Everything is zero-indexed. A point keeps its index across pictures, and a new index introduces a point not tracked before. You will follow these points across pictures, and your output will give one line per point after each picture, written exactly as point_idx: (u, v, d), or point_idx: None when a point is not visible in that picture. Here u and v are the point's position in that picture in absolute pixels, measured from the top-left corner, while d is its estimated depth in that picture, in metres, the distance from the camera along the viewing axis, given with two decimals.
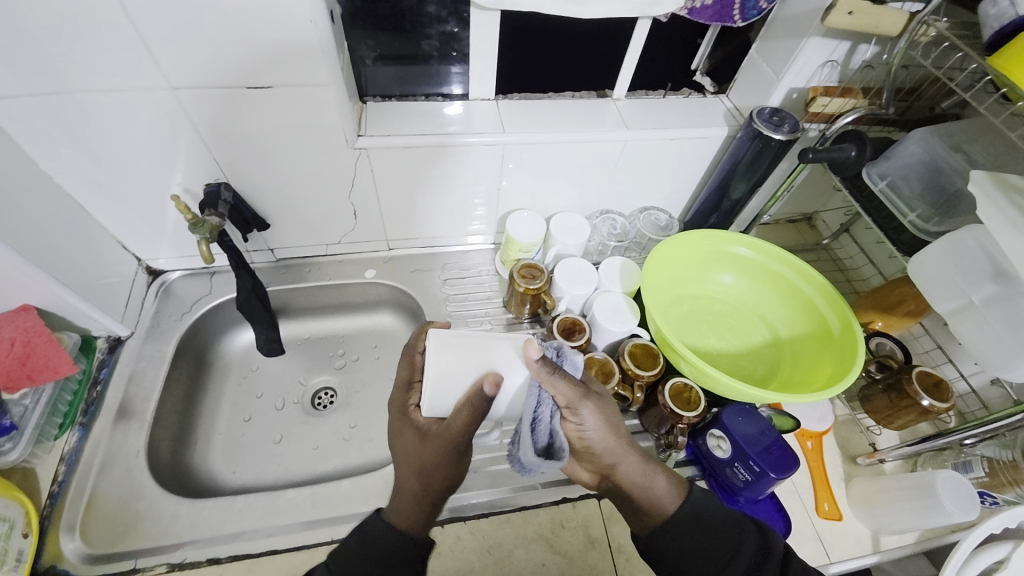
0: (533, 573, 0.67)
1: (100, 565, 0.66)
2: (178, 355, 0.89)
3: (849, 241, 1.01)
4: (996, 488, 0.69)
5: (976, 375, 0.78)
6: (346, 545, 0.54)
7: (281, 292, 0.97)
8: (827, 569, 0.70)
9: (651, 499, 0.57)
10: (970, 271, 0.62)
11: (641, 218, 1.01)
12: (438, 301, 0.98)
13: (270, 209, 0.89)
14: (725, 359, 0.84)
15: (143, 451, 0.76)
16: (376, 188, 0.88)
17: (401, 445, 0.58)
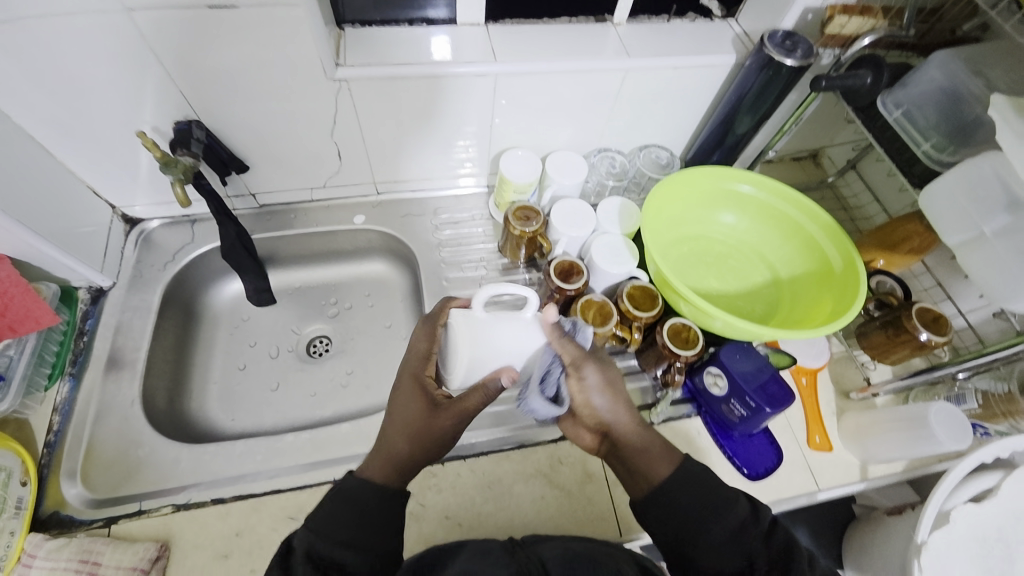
0: (531, 505, 0.69)
1: (104, 509, 0.67)
2: (166, 306, 0.87)
3: (855, 177, 0.98)
4: (988, 419, 0.72)
5: (976, 310, 0.78)
6: (322, 504, 0.53)
7: (267, 240, 0.94)
8: (815, 496, 0.73)
9: (648, 466, 0.57)
10: (984, 200, 0.60)
11: (641, 156, 0.96)
12: (431, 246, 0.95)
13: (248, 150, 0.83)
14: (723, 300, 0.83)
15: (138, 400, 0.75)
16: (360, 125, 0.83)
17: (402, 406, 0.59)
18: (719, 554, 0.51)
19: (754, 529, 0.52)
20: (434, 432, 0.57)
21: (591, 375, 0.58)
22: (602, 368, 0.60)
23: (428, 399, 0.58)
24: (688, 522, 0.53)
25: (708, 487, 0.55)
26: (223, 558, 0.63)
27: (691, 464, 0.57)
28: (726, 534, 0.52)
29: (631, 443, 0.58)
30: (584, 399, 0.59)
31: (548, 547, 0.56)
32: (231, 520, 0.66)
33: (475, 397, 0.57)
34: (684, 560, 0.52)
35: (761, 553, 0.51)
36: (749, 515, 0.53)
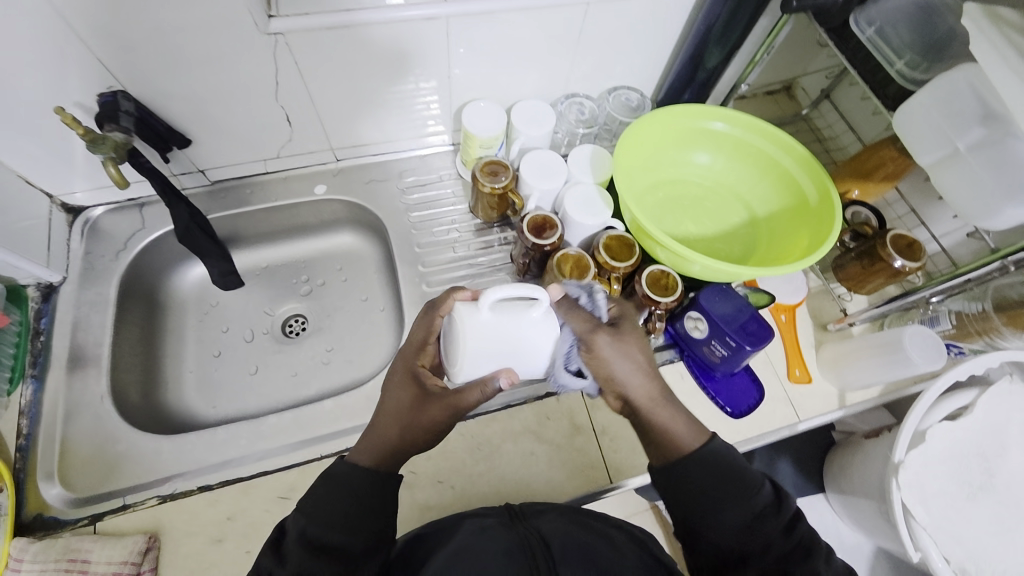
0: (522, 462, 0.70)
1: (88, 507, 0.66)
2: (125, 297, 0.82)
3: (829, 107, 0.96)
4: (962, 338, 0.74)
5: (949, 234, 0.78)
6: (314, 488, 0.52)
7: (225, 220, 0.88)
8: (797, 426, 0.75)
9: (671, 440, 0.54)
10: (959, 116, 0.58)
11: (611, 100, 0.91)
12: (400, 212, 0.91)
13: (187, 121, 0.77)
14: (701, 243, 0.82)
15: (108, 397, 0.73)
16: (306, 84, 0.76)
17: (394, 394, 0.57)
18: (729, 535, 0.51)
19: (774, 518, 0.51)
20: (431, 425, 0.55)
21: (607, 346, 0.56)
22: (622, 338, 0.57)
23: (421, 388, 0.56)
24: (705, 501, 0.52)
25: (735, 473, 0.53)
26: (217, 542, 0.63)
27: (721, 446, 0.55)
28: (742, 518, 0.51)
29: (654, 415, 0.55)
30: (602, 373, 0.56)
31: (555, 520, 0.56)
32: (221, 505, 0.65)
33: (475, 396, 0.55)
34: (689, 531, 0.53)
35: (776, 542, 0.50)
36: (771, 505, 0.52)
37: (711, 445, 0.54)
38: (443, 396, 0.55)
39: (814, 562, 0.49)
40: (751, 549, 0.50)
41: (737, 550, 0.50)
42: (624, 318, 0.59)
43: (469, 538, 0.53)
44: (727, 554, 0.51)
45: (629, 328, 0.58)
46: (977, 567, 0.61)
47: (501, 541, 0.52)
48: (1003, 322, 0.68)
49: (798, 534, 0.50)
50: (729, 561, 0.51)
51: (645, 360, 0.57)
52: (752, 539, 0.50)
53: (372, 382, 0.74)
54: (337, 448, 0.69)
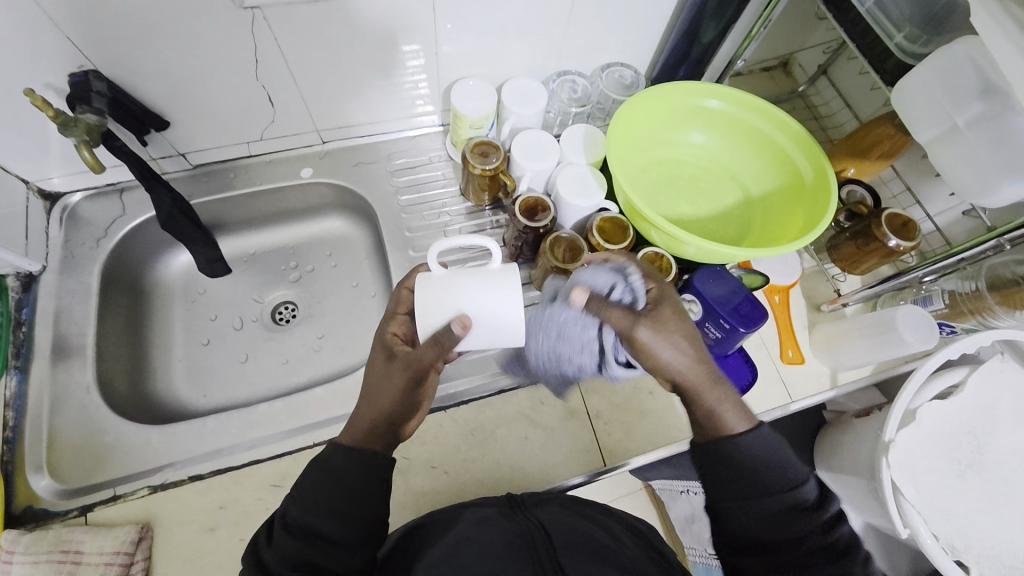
0: (516, 446, 0.70)
1: (78, 498, 0.65)
2: (108, 286, 0.80)
3: (827, 84, 0.94)
4: (954, 318, 0.74)
5: (944, 213, 0.77)
6: (303, 478, 0.50)
7: (209, 205, 0.86)
8: (789, 407, 0.75)
9: (716, 425, 0.54)
10: (959, 90, 0.57)
11: (604, 77, 0.89)
12: (388, 195, 0.89)
13: (164, 102, 0.74)
14: (695, 224, 0.81)
15: (94, 387, 0.71)
16: (288, 62, 0.73)
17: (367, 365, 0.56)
18: (761, 522, 0.50)
19: (812, 513, 0.50)
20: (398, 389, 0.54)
21: (649, 337, 0.56)
22: (662, 323, 0.56)
23: (387, 353, 0.55)
24: (741, 484, 0.51)
25: (780, 463, 0.52)
26: (211, 531, 0.63)
27: (771, 434, 0.54)
28: (777, 508, 0.50)
29: (698, 399, 0.56)
30: (646, 359, 0.56)
31: (556, 511, 0.56)
32: (213, 495, 0.65)
33: (430, 351, 0.54)
34: (718, 511, 0.53)
35: (810, 535, 0.49)
36: (811, 500, 0.50)
37: (762, 433, 0.53)
38: (407, 357, 0.54)
39: (846, 561, 0.48)
40: (781, 540, 0.49)
41: (767, 538, 0.50)
42: (662, 300, 0.58)
43: (469, 528, 0.53)
44: (757, 544, 0.50)
45: (669, 312, 0.57)
46: (964, 543, 0.62)
47: (502, 531, 0.52)
48: (996, 301, 0.68)
49: (831, 529, 0.49)
50: (757, 548, 0.50)
51: (688, 346, 0.56)
52: (784, 530, 0.50)
53: (364, 369, 0.74)
54: (329, 435, 0.69)
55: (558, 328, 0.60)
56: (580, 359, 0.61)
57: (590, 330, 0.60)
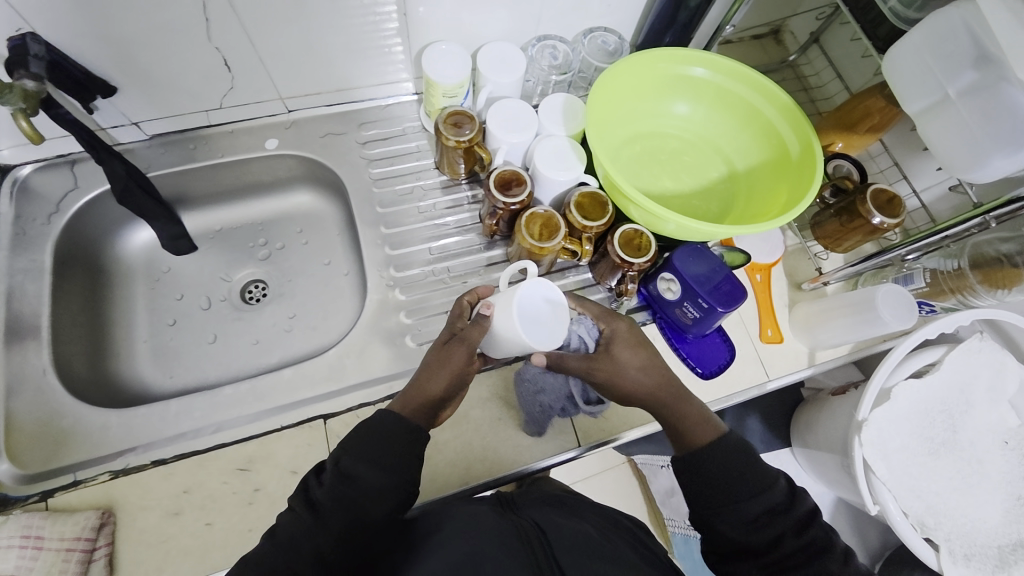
0: (490, 427, 0.69)
1: (37, 484, 0.63)
2: (62, 264, 0.76)
3: (818, 53, 0.90)
4: (935, 296, 0.73)
5: (930, 189, 0.76)
6: (354, 435, 0.53)
7: (169, 178, 0.81)
8: (765, 386, 0.75)
9: (682, 441, 0.57)
10: (951, 57, 0.54)
11: (587, 43, 0.84)
12: (359, 168, 0.85)
13: (109, 67, 0.68)
14: (677, 201, 0.78)
15: (51, 369, 0.69)
16: (242, 23, 0.68)
17: (432, 350, 0.59)
18: (740, 528, 0.51)
19: (785, 515, 0.51)
20: (451, 369, 0.57)
21: (603, 377, 0.60)
22: (616, 360, 0.61)
23: (449, 336, 0.59)
24: (718, 489, 0.52)
25: (752, 466, 0.53)
26: (175, 515, 0.61)
27: (739, 441, 0.56)
28: (757, 511, 0.51)
29: (665, 419, 0.59)
30: (612, 392, 0.61)
31: (548, 509, 0.56)
32: (177, 479, 0.63)
33: (476, 330, 0.58)
34: (703, 520, 0.53)
35: (787, 537, 0.50)
36: (783, 501, 0.51)
37: (731, 437, 0.56)
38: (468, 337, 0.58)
39: (825, 562, 0.48)
40: (760, 544, 0.50)
41: (746, 543, 0.50)
42: (615, 338, 0.62)
43: (459, 524, 0.51)
44: (735, 546, 0.51)
45: (622, 349, 0.61)
46: (934, 521, 0.63)
47: (496, 525, 0.51)
48: (978, 280, 0.67)
49: (809, 534, 0.49)
50: (740, 554, 0.51)
51: (645, 376, 0.60)
52: (763, 533, 0.50)
53: (334, 350, 0.72)
54: (298, 418, 0.67)
55: (535, 381, 0.68)
56: (559, 403, 0.68)
57: (561, 378, 0.68)
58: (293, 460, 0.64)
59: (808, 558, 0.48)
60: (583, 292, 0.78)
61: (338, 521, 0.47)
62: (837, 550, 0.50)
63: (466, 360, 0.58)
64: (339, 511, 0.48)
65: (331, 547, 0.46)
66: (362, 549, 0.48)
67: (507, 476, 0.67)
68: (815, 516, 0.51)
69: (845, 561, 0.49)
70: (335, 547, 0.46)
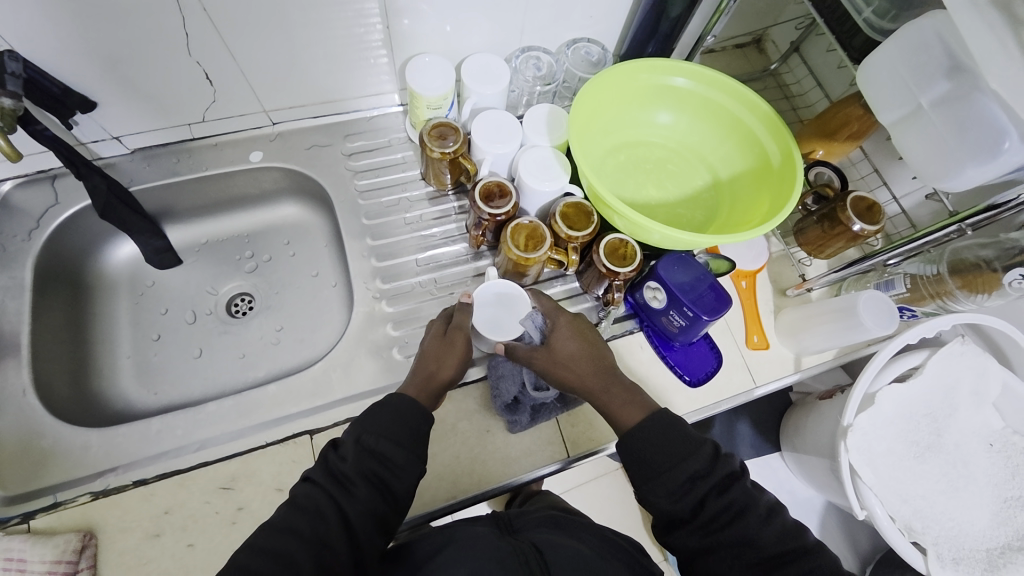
0: (478, 440, 0.69)
1: (17, 505, 0.61)
2: (43, 281, 0.75)
3: (799, 62, 0.92)
4: (915, 302, 0.74)
5: (909, 195, 0.77)
6: (370, 411, 0.55)
7: (152, 193, 0.81)
8: (753, 392, 0.75)
9: (616, 424, 0.60)
10: (925, 68, 0.55)
11: (570, 54, 0.85)
12: (346, 180, 0.85)
13: (89, 81, 0.68)
14: (662, 210, 0.79)
15: (31, 389, 0.67)
16: (222, 35, 0.67)
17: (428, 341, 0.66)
18: (672, 499, 0.51)
19: (706, 480, 0.51)
20: (453, 351, 0.64)
21: (541, 364, 0.65)
22: (554, 350, 0.65)
23: (444, 327, 0.67)
24: (647, 462, 0.53)
25: (677, 434, 0.54)
26: (155, 537, 0.60)
27: (666, 412, 0.56)
28: (682, 479, 0.51)
29: (600, 405, 0.61)
30: (553, 381, 0.65)
31: (549, 531, 0.55)
32: (158, 499, 0.62)
33: (464, 315, 0.67)
34: (643, 499, 0.53)
35: (709, 500, 0.50)
36: (706, 466, 0.52)
37: (658, 412, 0.56)
38: (460, 324, 0.66)
39: (748, 519, 0.49)
40: (684, 513, 0.51)
41: (674, 513, 0.51)
42: (555, 329, 0.67)
43: (459, 547, 0.51)
44: (666, 519, 0.52)
45: (560, 338, 0.66)
46: (921, 525, 0.64)
47: (494, 547, 0.50)
48: (957, 286, 0.68)
49: (729, 496, 0.50)
50: (675, 523, 0.51)
51: (582, 364, 0.64)
52: (689, 501, 0.51)
53: (320, 364, 0.71)
54: (284, 433, 0.66)
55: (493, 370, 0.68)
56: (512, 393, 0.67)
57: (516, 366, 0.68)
58: (277, 477, 0.64)
59: (732, 521, 0.49)
60: (570, 301, 0.78)
61: (364, 491, 0.50)
62: (763, 505, 0.50)
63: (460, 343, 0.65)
64: (365, 481, 0.50)
65: (359, 513, 0.49)
66: (388, 518, 0.50)
67: (497, 488, 0.67)
68: (741, 475, 0.52)
69: (773, 517, 0.50)
70: (364, 513, 0.49)
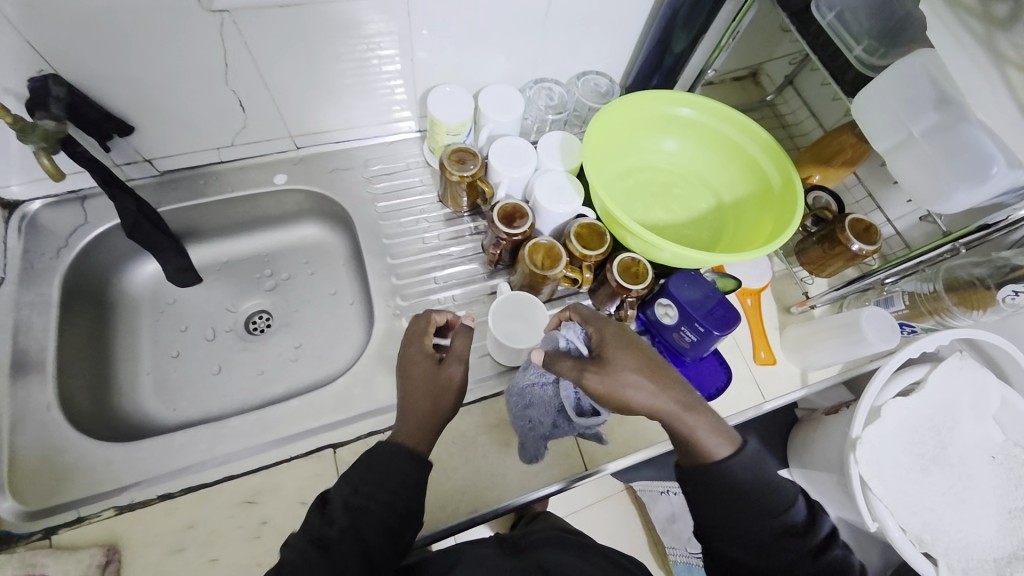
0: (498, 453, 0.70)
1: (39, 521, 0.62)
2: (69, 297, 0.77)
3: (793, 94, 0.98)
4: (914, 318, 0.77)
5: (903, 217, 0.81)
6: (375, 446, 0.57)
7: (179, 213, 0.83)
8: (762, 407, 0.77)
9: (694, 448, 0.55)
10: (914, 101, 0.60)
11: (580, 85, 0.90)
12: (366, 202, 0.88)
13: (129, 107, 0.71)
14: (670, 231, 0.82)
15: (55, 404, 0.68)
16: (258, 67, 0.72)
17: (414, 374, 0.61)
18: (751, 552, 0.53)
19: (798, 540, 0.52)
20: (444, 389, 0.60)
21: (599, 384, 0.57)
22: (612, 365, 0.58)
23: (433, 360, 0.62)
24: (725, 505, 0.54)
25: (770, 486, 0.54)
26: (178, 552, 0.60)
27: (758, 462, 0.55)
28: (772, 535, 0.52)
29: (673, 428, 0.56)
30: (611, 402, 0.57)
31: (553, 552, 0.55)
32: (182, 514, 0.62)
33: (460, 341, 0.63)
34: (711, 538, 0.55)
35: (801, 562, 0.51)
36: (798, 526, 0.52)
37: (750, 460, 0.55)
38: (453, 358, 0.61)
39: None
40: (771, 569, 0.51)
41: (760, 568, 0.52)
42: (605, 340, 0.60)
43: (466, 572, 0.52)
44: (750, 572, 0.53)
45: (616, 352, 0.59)
46: (932, 537, 0.65)
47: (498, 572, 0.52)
48: (954, 302, 0.71)
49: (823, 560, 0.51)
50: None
51: (647, 382, 0.57)
52: (778, 559, 0.51)
53: (341, 379, 0.73)
54: (307, 448, 0.67)
55: (522, 395, 0.64)
56: (548, 418, 0.64)
57: (551, 389, 0.63)
58: (300, 491, 0.64)
59: None
60: None
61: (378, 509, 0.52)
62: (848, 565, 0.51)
63: (450, 379, 0.60)
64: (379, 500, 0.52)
65: (375, 529, 0.51)
66: (404, 533, 0.52)
67: (501, 508, 0.67)
68: (834, 538, 0.53)
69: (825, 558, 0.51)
70: (379, 529, 0.51)
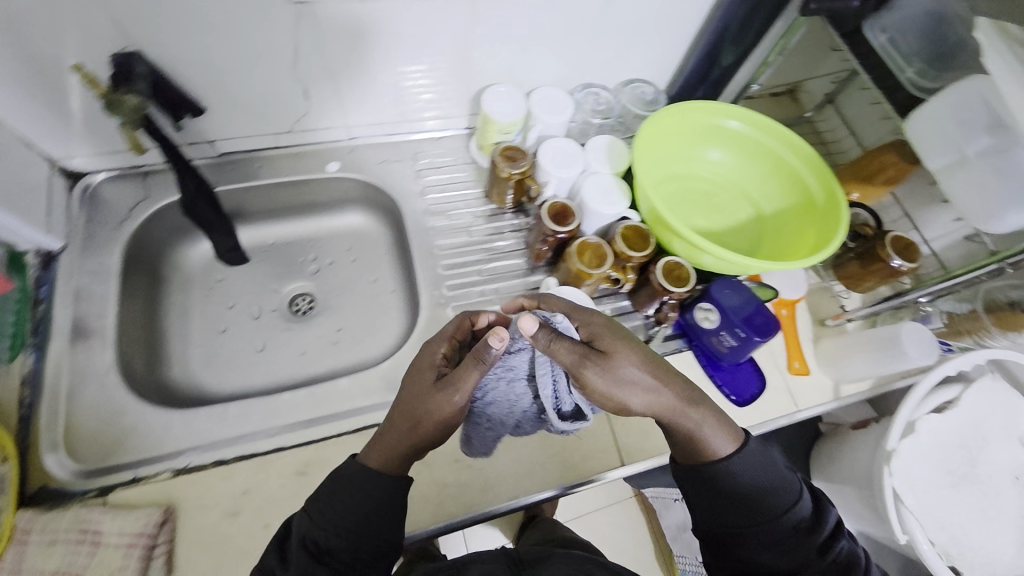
0: (537, 445, 0.71)
1: (96, 479, 0.64)
2: (128, 267, 0.80)
3: (833, 112, 1.00)
4: (952, 336, 0.80)
5: (940, 238, 0.83)
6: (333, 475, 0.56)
7: (234, 193, 0.86)
8: (795, 415, 0.79)
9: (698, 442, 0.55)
10: (970, 123, 0.62)
11: (627, 92, 0.93)
12: (414, 194, 0.91)
13: (202, 89, 0.74)
14: (710, 238, 0.84)
15: (114, 368, 0.71)
16: (327, 57, 0.75)
17: (411, 390, 0.56)
18: (762, 550, 0.53)
19: (807, 536, 0.53)
20: (428, 419, 0.54)
21: (598, 377, 0.54)
22: (611, 358, 0.55)
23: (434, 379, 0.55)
24: (732, 503, 0.54)
25: (771, 483, 0.55)
26: (231, 516, 0.63)
27: (758, 454, 0.56)
28: (784, 533, 0.53)
29: (674, 423, 0.56)
30: (608, 396, 0.54)
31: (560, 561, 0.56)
32: (236, 480, 0.65)
33: (471, 373, 0.53)
34: (727, 542, 0.55)
35: (812, 559, 0.52)
36: (806, 522, 0.54)
37: (752, 454, 0.56)
38: (457, 387, 0.53)
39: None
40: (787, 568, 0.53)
41: (775, 566, 0.53)
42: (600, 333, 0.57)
43: None
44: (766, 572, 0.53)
45: (611, 345, 0.56)
46: (958, 551, 0.66)
47: None
48: (992, 322, 0.74)
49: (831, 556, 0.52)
50: None
51: (645, 377, 0.55)
52: (792, 558, 0.53)
53: (387, 362, 0.75)
54: (354, 425, 0.70)
55: (484, 391, 0.59)
56: (516, 420, 0.62)
57: (526, 390, 0.59)
58: None
59: None
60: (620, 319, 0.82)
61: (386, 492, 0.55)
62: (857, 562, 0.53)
63: (440, 408, 0.54)
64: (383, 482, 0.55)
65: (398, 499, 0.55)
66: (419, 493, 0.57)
67: (535, 499, 0.68)
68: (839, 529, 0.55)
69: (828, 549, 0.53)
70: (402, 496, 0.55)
